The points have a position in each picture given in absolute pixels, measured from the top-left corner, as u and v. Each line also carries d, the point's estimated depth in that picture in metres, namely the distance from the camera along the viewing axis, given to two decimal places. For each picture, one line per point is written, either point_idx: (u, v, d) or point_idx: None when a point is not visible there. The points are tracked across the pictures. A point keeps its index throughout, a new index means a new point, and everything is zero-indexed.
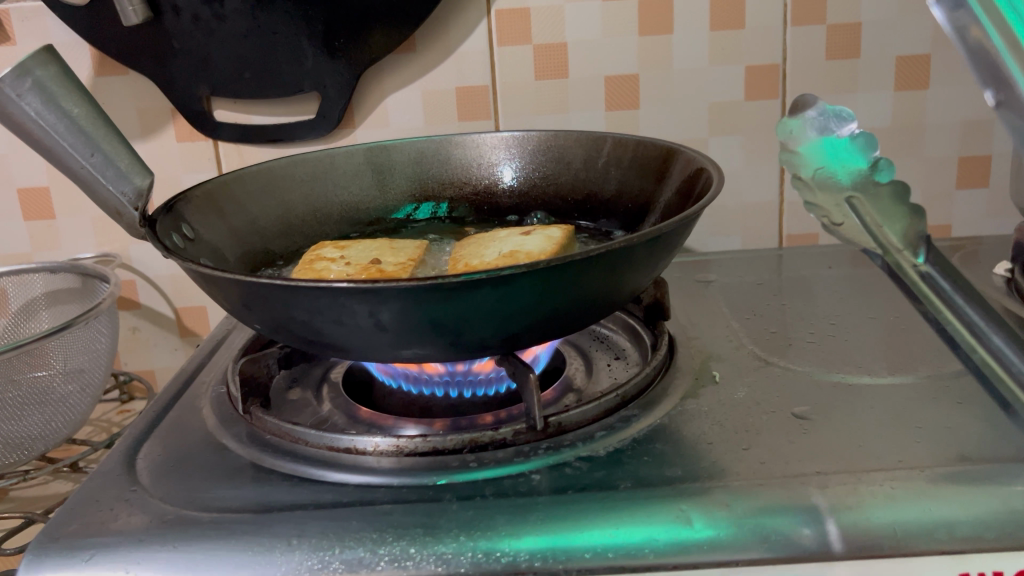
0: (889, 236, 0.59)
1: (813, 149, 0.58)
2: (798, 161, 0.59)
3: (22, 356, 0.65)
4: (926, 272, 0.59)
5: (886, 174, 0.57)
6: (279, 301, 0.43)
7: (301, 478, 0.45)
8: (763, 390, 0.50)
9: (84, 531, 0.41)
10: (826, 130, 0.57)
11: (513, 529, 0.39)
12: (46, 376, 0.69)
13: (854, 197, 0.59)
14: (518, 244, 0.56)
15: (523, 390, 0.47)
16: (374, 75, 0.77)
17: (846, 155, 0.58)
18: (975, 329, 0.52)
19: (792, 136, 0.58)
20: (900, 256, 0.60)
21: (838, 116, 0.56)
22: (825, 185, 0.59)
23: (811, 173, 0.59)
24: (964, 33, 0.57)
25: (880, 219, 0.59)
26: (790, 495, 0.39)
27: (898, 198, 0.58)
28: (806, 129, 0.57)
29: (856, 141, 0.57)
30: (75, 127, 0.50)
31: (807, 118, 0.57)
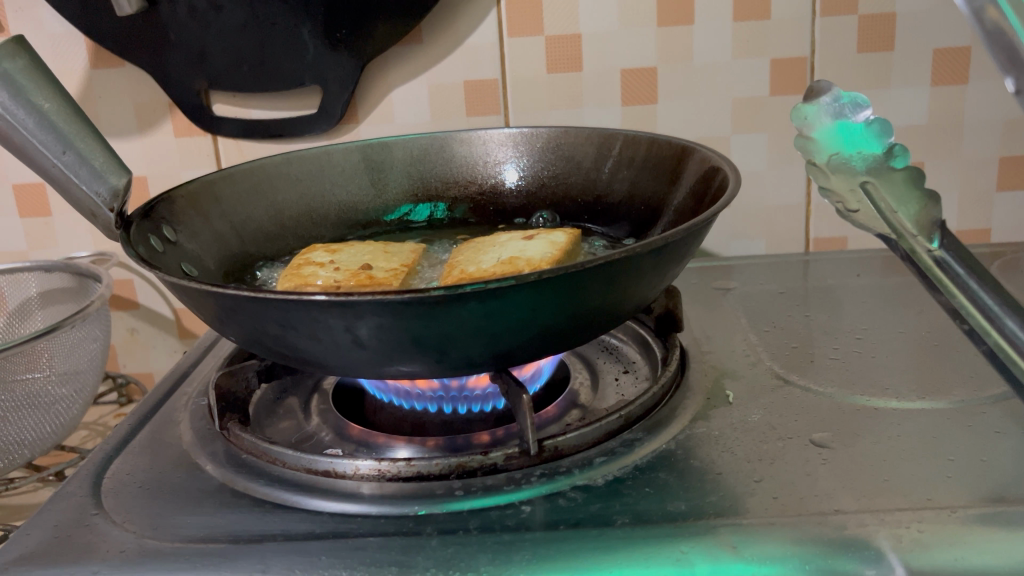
0: (902, 221, 0.46)
1: (828, 136, 0.47)
2: (813, 149, 0.48)
3: (28, 350, 0.63)
4: (942, 259, 0.46)
5: (903, 161, 0.45)
6: (250, 314, 0.40)
7: (274, 505, 0.42)
8: (780, 413, 0.46)
9: (37, 560, 0.38)
10: (841, 115, 0.47)
11: (496, 569, 0.35)
12: (39, 378, 0.66)
13: (867, 182, 0.46)
14: (519, 250, 0.53)
15: (518, 410, 0.43)
16: (378, 68, 0.74)
17: (863, 140, 0.46)
18: (987, 312, 0.44)
19: (807, 123, 0.47)
20: (913, 241, 0.46)
21: (853, 100, 0.47)
22: (839, 169, 0.47)
23: (826, 160, 0.47)
24: (979, 13, 0.47)
25: (894, 203, 0.45)
26: (803, 537, 0.35)
27: (912, 184, 0.45)
28: (820, 115, 0.47)
29: (874, 125, 0.46)
30: (46, 123, 0.47)
31: (822, 103, 0.47)
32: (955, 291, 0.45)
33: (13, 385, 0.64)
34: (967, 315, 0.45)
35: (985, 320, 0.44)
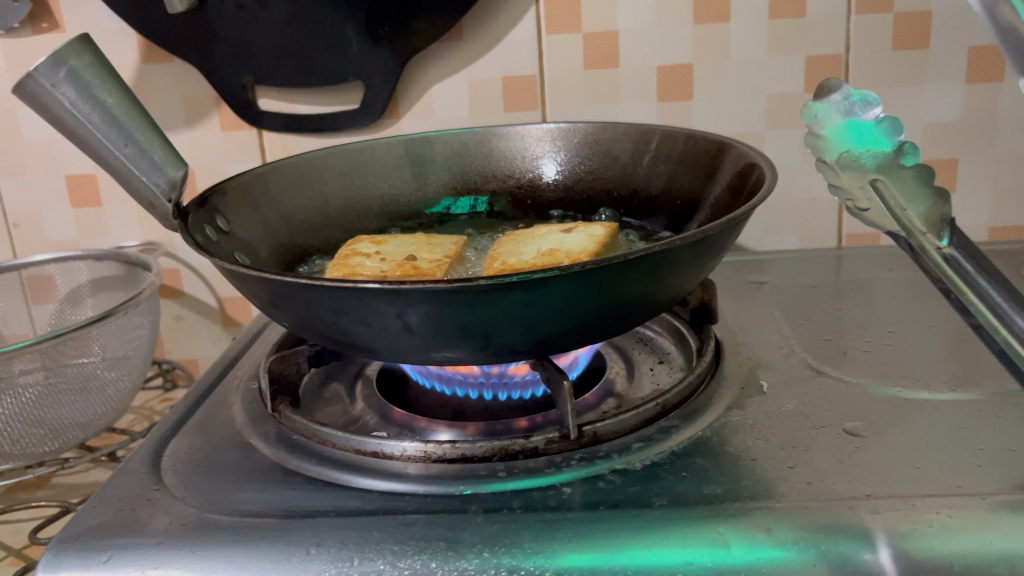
0: (910, 219, 0.47)
1: (837, 134, 0.47)
2: (824, 146, 0.48)
3: (79, 338, 0.66)
4: (951, 257, 0.46)
5: (913, 159, 0.45)
6: (305, 301, 0.42)
7: (325, 483, 0.44)
8: (813, 403, 0.47)
9: (103, 532, 0.40)
10: (851, 113, 0.46)
11: (540, 546, 0.37)
12: (88, 365, 0.69)
13: (877, 179, 0.46)
14: (558, 243, 0.54)
15: (558, 397, 0.45)
16: (419, 64, 0.75)
17: (870, 139, 0.46)
18: (996, 309, 0.44)
19: (817, 121, 0.47)
20: (922, 238, 0.47)
21: (864, 98, 0.45)
22: (849, 167, 0.47)
23: (836, 157, 0.48)
24: (992, 11, 0.47)
25: (904, 201, 0.46)
26: (833, 521, 0.37)
27: (922, 182, 0.46)
28: (830, 114, 0.46)
29: (883, 124, 0.45)
30: (109, 117, 0.49)
31: (832, 100, 0.46)
32: (965, 290, 0.45)
33: (64, 372, 0.67)
34: (975, 313, 0.45)
35: (996, 319, 0.43)
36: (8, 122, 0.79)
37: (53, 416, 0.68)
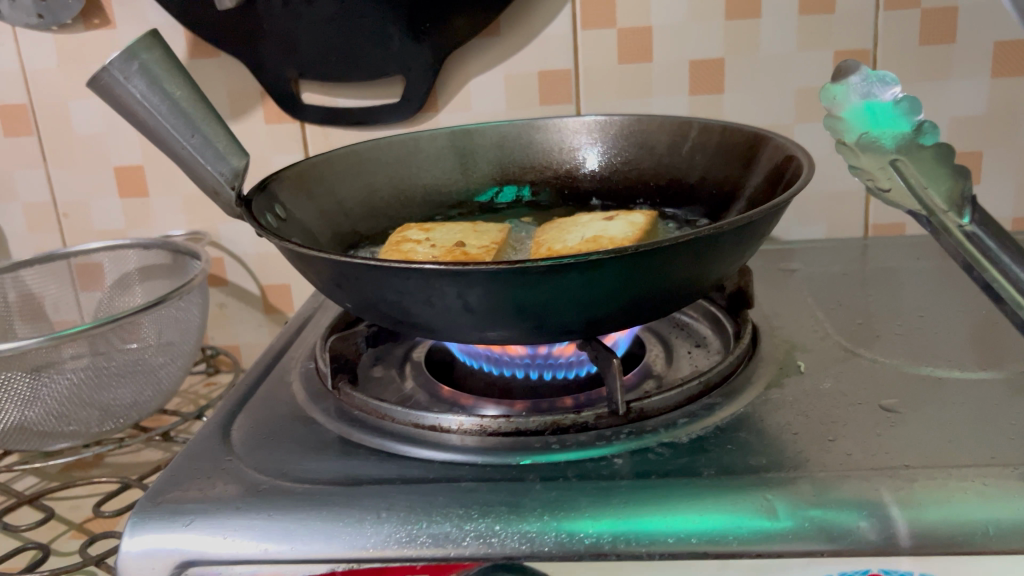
0: (931, 197, 0.48)
1: (856, 116, 0.50)
2: (842, 129, 0.51)
3: (121, 326, 0.69)
4: (973, 234, 0.47)
5: (931, 139, 0.47)
6: (370, 281, 0.44)
7: (387, 453, 0.46)
8: (850, 382, 0.49)
9: (184, 497, 0.43)
10: (869, 95, 0.49)
11: (597, 511, 0.39)
12: (132, 350, 0.71)
13: (897, 159, 0.49)
14: (601, 230, 0.56)
15: (606, 374, 0.47)
16: (458, 59, 0.78)
17: (888, 120, 0.49)
18: (1017, 283, 0.45)
19: (835, 103, 0.51)
20: (944, 217, 0.48)
21: (882, 79, 0.49)
22: (868, 148, 0.50)
23: (855, 139, 0.51)
24: None
25: (924, 180, 0.48)
26: (876, 488, 0.39)
27: (941, 161, 0.47)
28: (849, 95, 0.50)
29: (901, 104, 0.48)
30: (177, 109, 0.52)
31: (851, 83, 0.50)
32: (987, 264, 0.46)
33: (107, 355, 0.70)
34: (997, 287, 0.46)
35: (1019, 293, 0.44)
36: (60, 115, 0.81)
37: (105, 398, 0.71)
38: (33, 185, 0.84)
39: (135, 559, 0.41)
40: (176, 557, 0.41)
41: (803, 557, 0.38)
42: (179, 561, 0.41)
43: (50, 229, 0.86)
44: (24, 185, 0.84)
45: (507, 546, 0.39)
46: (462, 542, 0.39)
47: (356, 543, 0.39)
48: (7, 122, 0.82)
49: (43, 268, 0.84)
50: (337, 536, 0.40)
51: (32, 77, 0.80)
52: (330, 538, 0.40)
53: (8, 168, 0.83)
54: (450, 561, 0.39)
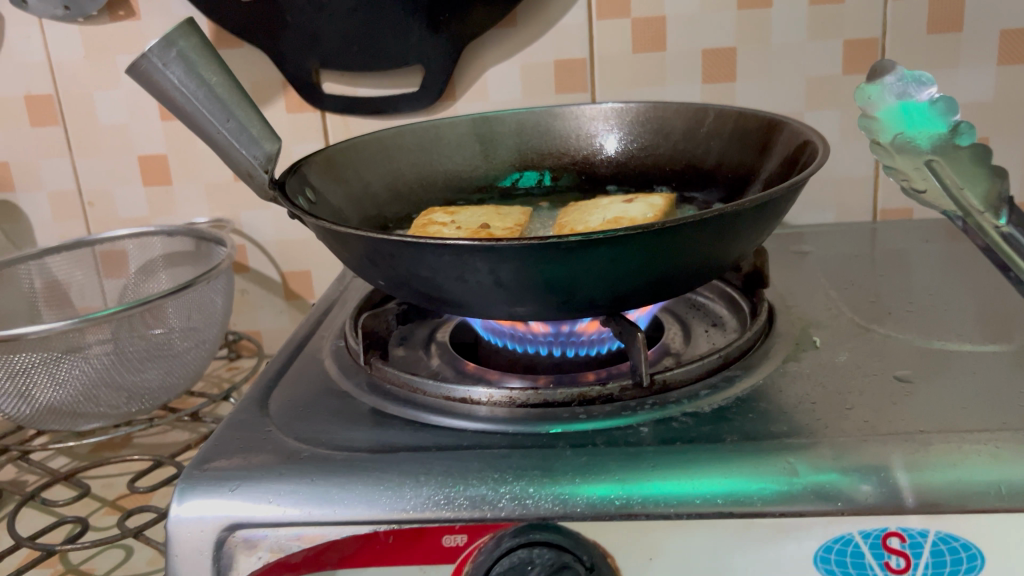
0: (969, 199, 0.50)
1: (891, 116, 0.51)
2: (877, 129, 0.52)
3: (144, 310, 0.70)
4: (1009, 235, 0.49)
5: (968, 139, 0.48)
6: (405, 258, 0.46)
7: (421, 424, 0.48)
8: (865, 355, 0.51)
9: (229, 465, 0.44)
10: (905, 95, 0.50)
11: (627, 474, 0.41)
12: (157, 333, 0.73)
13: (933, 160, 0.50)
14: (622, 212, 0.58)
15: (630, 347, 0.49)
16: (475, 49, 0.79)
17: (925, 120, 0.49)
18: None
19: (871, 102, 0.51)
20: (981, 218, 0.50)
21: (917, 79, 0.49)
22: (904, 148, 0.51)
23: (890, 139, 0.52)
24: None
25: (960, 181, 0.50)
26: (894, 452, 0.41)
27: (978, 160, 0.49)
28: (885, 95, 0.50)
29: (938, 105, 0.48)
30: (213, 95, 0.54)
31: (886, 83, 0.50)
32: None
33: (130, 338, 0.71)
34: None
35: None
36: (85, 106, 0.83)
37: (133, 380, 0.73)
38: (58, 175, 0.86)
39: (183, 524, 0.42)
40: (222, 522, 0.42)
41: (825, 517, 0.39)
42: (224, 526, 0.42)
43: (74, 218, 0.88)
44: (49, 174, 0.86)
45: (541, 507, 0.40)
46: (498, 505, 0.41)
47: (397, 506, 0.41)
48: (33, 112, 0.83)
49: (68, 255, 0.86)
50: (377, 499, 0.41)
51: (58, 68, 0.82)
52: (371, 501, 0.41)
53: (33, 158, 0.85)
54: (487, 522, 0.40)
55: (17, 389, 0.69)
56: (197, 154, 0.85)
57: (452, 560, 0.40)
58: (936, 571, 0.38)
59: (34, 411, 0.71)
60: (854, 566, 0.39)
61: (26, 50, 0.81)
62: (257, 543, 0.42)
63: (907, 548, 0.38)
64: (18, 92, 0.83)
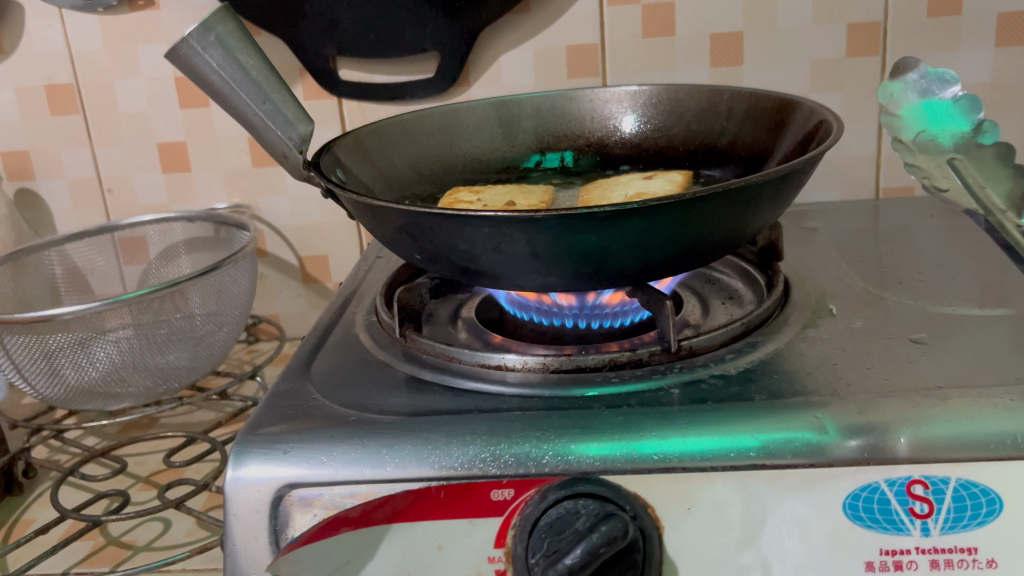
0: (992, 198, 0.56)
1: (913, 113, 0.58)
2: (901, 126, 0.60)
3: (165, 295, 0.72)
4: None
5: (991, 137, 0.55)
6: (443, 231, 0.48)
7: (460, 390, 0.50)
8: (879, 320, 0.53)
9: (279, 430, 0.46)
10: (928, 92, 0.56)
11: (663, 431, 0.43)
12: (179, 317, 0.75)
13: (955, 157, 0.58)
14: (642, 188, 0.60)
15: (658, 315, 0.51)
16: (489, 34, 0.81)
17: (948, 117, 0.56)
18: None
19: (894, 99, 0.58)
20: (1004, 216, 0.55)
21: (940, 78, 0.56)
22: (926, 145, 0.59)
23: (913, 136, 0.59)
24: None
25: (982, 179, 0.56)
26: (915, 406, 0.43)
27: (998, 161, 0.55)
28: (908, 92, 0.57)
29: (960, 104, 0.55)
30: (249, 78, 0.55)
31: (909, 81, 0.57)
32: None
33: (152, 322, 0.73)
34: None
35: None
36: (105, 95, 0.85)
37: (158, 361, 0.75)
38: (78, 162, 0.87)
39: (239, 485, 0.44)
40: (277, 482, 0.44)
41: (852, 466, 0.41)
42: (279, 486, 0.44)
43: (95, 205, 0.90)
44: (69, 162, 0.87)
45: (582, 463, 0.42)
46: (542, 461, 0.43)
47: (446, 463, 0.43)
48: (53, 101, 0.85)
49: (89, 242, 0.87)
50: (425, 458, 0.43)
51: (78, 57, 0.83)
52: (420, 460, 0.43)
53: (54, 146, 0.87)
54: (532, 477, 0.42)
55: (45, 368, 0.72)
56: (215, 141, 0.86)
57: (501, 514, 0.42)
58: (957, 515, 0.40)
59: (62, 390, 0.73)
60: (882, 511, 0.41)
61: (46, 40, 0.82)
62: (313, 501, 0.43)
63: (931, 494, 0.41)
64: (37, 82, 0.84)
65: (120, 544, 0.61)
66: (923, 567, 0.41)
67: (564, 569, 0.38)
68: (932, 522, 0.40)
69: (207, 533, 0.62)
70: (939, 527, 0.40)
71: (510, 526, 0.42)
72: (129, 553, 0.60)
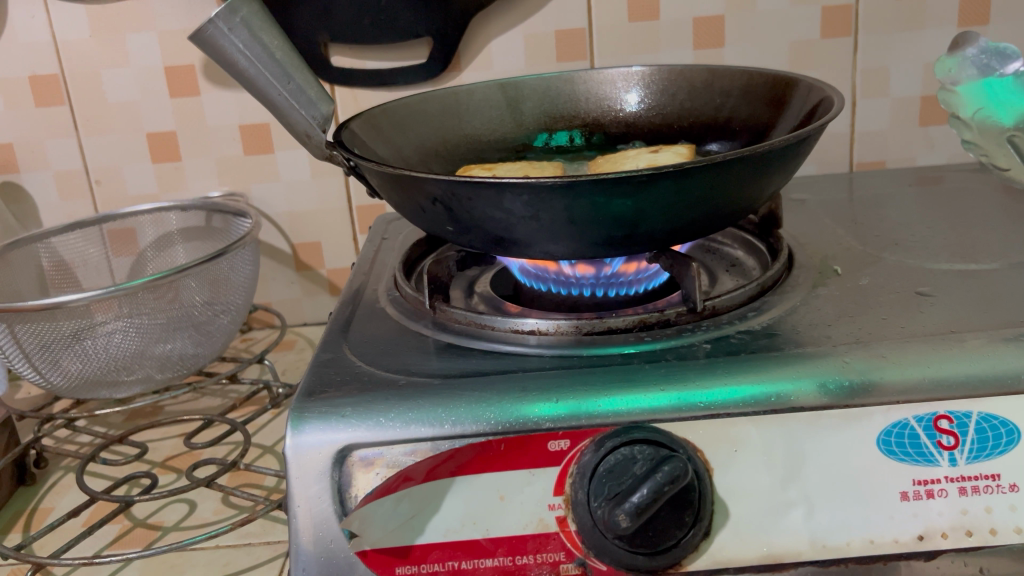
0: None
1: (972, 91, 0.64)
2: (960, 103, 0.65)
3: (167, 283, 0.71)
4: None
5: None
6: (479, 200, 0.50)
7: (498, 354, 0.52)
8: (884, 277, 0.57)
9: (335, 396, 0.47)
10: (987, 69, 0.62)
11: (704, 380, 0.46)
12: (180, 306, 0.75)
13: (1013, 136, 0.62)
14: (652, 159, 0.65)
15: (683, 277, 0.54)
16: (480, 20, 0.83)
17: (1006, 94, 0.61)
18: None
19: (952, 72, 0.64)
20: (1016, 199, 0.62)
21: (1001, 54, 0.61)
22: (985, 123, 0.64)
23: (970, 113, 0.65)
24: None
25: None
26: (936, 348, 0.46)
27: None
28: (964, 66, 0.64)
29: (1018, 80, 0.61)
30: (274, 59, 0.56)
31: (967, 56, 0.63)
32: None
33: (155, 312, 0.73)
34: None
35: None
36: (92, 85, 0.84)
37: (162, 350, 0.75)
38: (65, 154, 0.87)
39: (301, 450, 0.45)
40: (338, 443, 0.45)
41: (882, 407, 0.44)
42: (341, 447, 0.45)
43: (82, 198, 0.89)
44: (55, 154, 0.87)
45: (631, 414, 0.45)
46: (593, 414, 0.45)
47: (501, 419, 0.45)
48: (38, 92, 0.84)
49: (79, 233, 0.87)
50: (482, 415, 0.45)
51: (64, 48, 0.82)
52: (477, 418, 0.45)
53: (39, 138, 0.86)
54: (585, 429, 0.45)
55: (46, 357, 0.71)
56: (207, 131, 0.87)
57: (558, 464, 0.44)
58: (980, 445, 0.44)
59: (65, 380, 0.73)
60: (912, 445, 0.44)
61: (31, 29, 0.81)
62: (374, 460, 0.45)
63: (955, 427, 0.44)
64: (22, 73, 0.83)
65: (148, 525, 0.62)
66: (953, 494, 0.44)
67: (631, 509, 0.40)
68: (958, 453, 0.44)
69: (235, 510, 0.62)
70: (964, 457, 0.44)
71: (567, 475, 0.44)
72: (158, 533, 0.60)
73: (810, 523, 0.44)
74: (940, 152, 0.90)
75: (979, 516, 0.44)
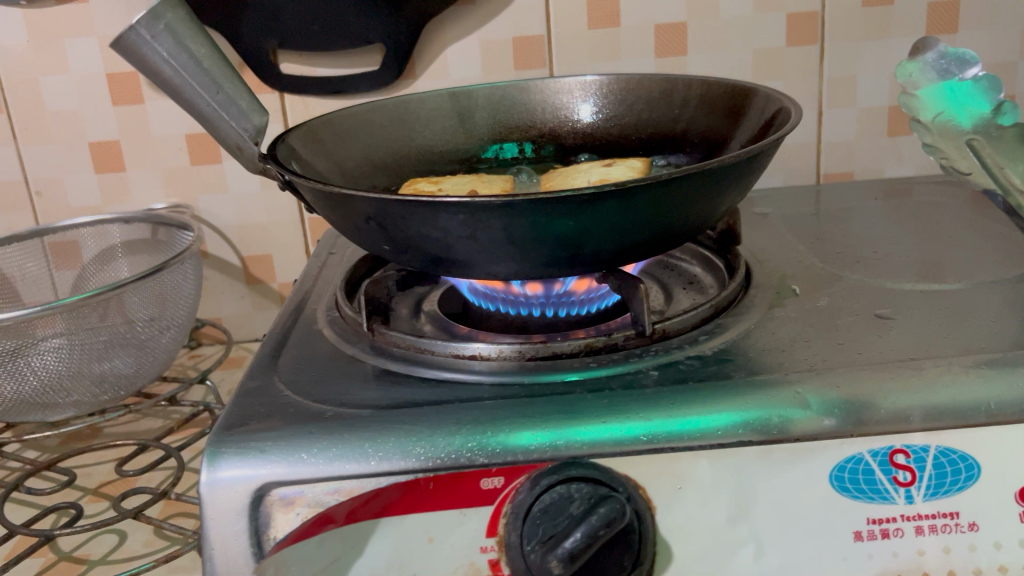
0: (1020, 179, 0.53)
1: (934, 95, 0.58)
2: (919, 106, 0.59)
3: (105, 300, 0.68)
4: None
5: (1011, 118, 0.54)
6: (413, 219, 0.47)
7: (435, 380, 0.50)
8: (843, 298, 0.55)
9: (255, 429, 0.44)
10: (948, 73, 0.57)
11: (648, 412, 0.42)
12: (118, 323, 0.71)
13: (974, 138, 0.57)
14: (604, 175, 0.62)
15: (632, 299, 0.51)
16: (435, 26, 0.80)
17: (968, 98, 0.56)
18: None
19: (912, 78, 0.59)
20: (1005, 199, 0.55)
21: (961, 58, 0.57)
22: (944, 127, 0.59)
23: (931, 117, 0.59)
24: None
25: (1002, 160, 0.55)
26: (893, 376, 0.44)
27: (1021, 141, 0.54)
28: (925, 71, 0.58)
29: (981, 83, 0.55)
30: (201, 68, 0.53)
31: (927, 61, 0.58)
32: None
33: (89, 331, 0.69)
34: None
35: None
36: (29, 92, 0.80)
37: (99, 369, 0.71)
38: (3, 164, 0.83)
39: (216, 488, 0.42)
40: (256, 481, 0.42)
41: (835, 439, 0.42)
42: (259, 486, 0.42)
43: (21, 209, 0.85)
44: None
45: (570, 449, 0.42)
46: (530, 448, 0.42)
47: (431, 453, 0.42)
48: None
49: (17, 247, 0.83)
50: (411, 451, 0.42)
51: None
52: (406, 455, 0.42)
53: None
54: (521, 465, 0.42)
55: None
56: (152, 140, 0.83)
57: (491, 503, 0.41)
58: (938, 482, 0.41)
59: None
60: (866, 482, 0.41)
61: None
62: (294, 500, 0.42)
63: (912, 462, 0.41)
64: None
65: (73, 559, 0.58)
66: (910, 534, 0.41)
67: (564, 554, 0.38)
68: (915, 490, 0.41)
69: (166, 543, 0.59)
70: (922, 494, 0.41)
71: (501, 514, 0.41)
72: (83, 567, 0.57)
73: (756, 564, 0.42)
74: (909, 164, 0.88)
75: (937, 557, 0.41)
